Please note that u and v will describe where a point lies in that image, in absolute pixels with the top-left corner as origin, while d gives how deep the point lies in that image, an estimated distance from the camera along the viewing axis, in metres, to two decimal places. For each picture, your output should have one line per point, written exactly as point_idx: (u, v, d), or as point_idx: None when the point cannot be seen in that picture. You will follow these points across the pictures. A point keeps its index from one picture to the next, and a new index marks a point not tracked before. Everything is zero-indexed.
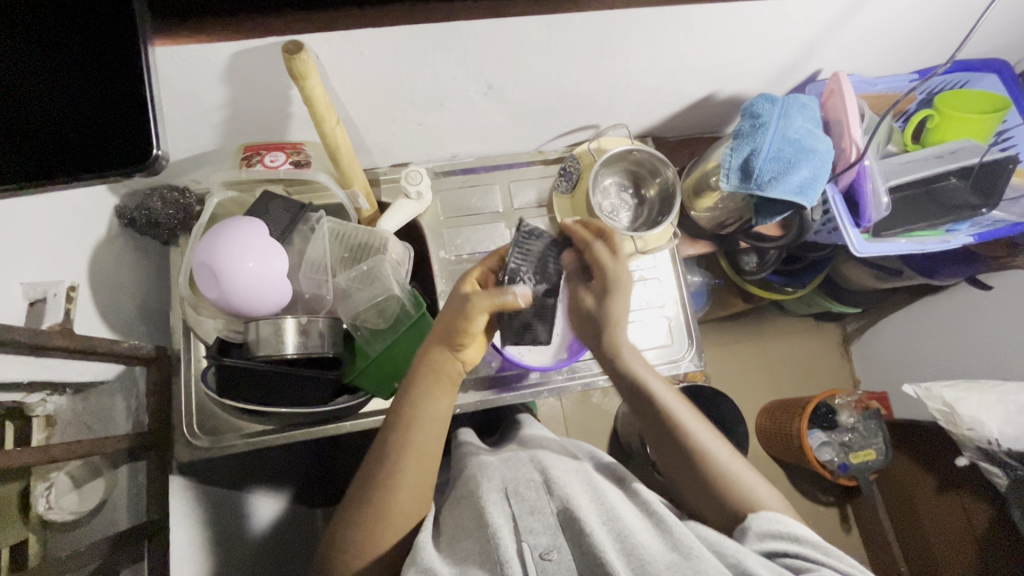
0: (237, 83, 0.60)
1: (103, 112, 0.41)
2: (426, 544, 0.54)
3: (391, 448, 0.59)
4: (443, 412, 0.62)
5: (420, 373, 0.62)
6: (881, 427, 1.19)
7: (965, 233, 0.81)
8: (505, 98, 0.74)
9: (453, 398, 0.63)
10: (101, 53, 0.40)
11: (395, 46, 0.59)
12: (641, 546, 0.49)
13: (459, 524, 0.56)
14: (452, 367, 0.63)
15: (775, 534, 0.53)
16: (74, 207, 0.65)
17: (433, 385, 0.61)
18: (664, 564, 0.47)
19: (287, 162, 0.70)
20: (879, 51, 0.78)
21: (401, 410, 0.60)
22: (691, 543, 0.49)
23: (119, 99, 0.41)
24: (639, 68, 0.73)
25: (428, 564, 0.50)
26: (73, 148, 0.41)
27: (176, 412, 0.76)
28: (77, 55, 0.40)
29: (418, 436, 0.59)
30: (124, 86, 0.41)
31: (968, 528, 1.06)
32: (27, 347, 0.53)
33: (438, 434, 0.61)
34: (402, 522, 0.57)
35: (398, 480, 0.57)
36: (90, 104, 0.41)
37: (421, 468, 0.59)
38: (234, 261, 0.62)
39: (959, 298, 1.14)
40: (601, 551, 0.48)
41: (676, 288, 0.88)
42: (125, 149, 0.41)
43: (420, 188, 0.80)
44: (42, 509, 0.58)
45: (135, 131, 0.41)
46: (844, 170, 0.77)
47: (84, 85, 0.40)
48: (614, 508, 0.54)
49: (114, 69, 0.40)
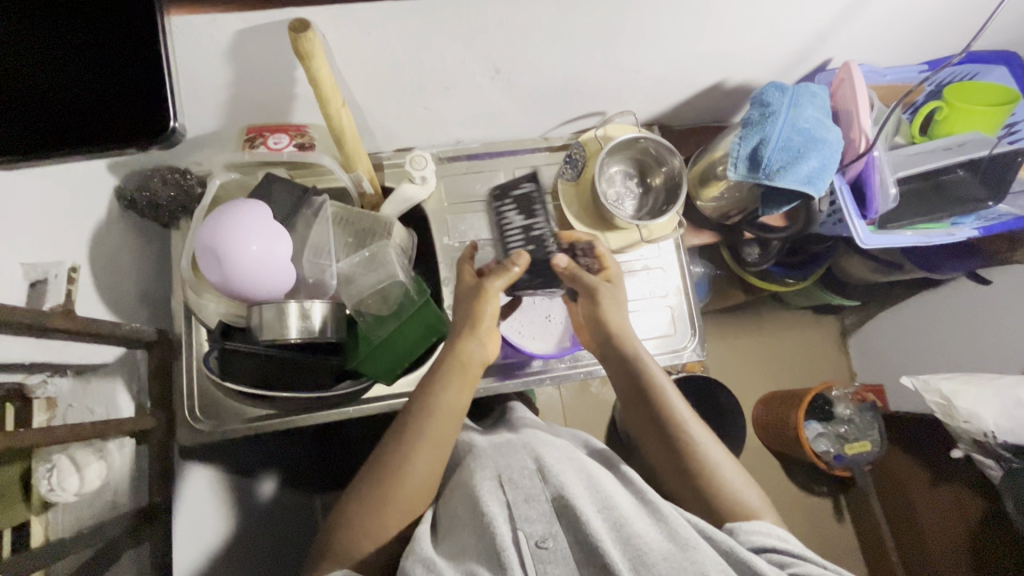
0: (240, 63, 0.58)
1: (115, 91, 0.41)
2: (423, 537, 0.54)
3: (409, 429, 0.61)
4: (463, 402, 0.64)
5: (445, 364, 0.65)
6: (877, 419, 1.20)
7: (970, 226, 0.81)
8: (511, 84, 0.73)
9: (473, 391, 0.66)
10: (119, 40, 0.41)
11: (402, 26, 0.58)
12: (639, 535, 0.50)
13: (452, 517, 0.56)
14: (476, 357, 0.67)
15: (763, 532, 0.55)
16: (74, 187, 0.64)
17: (456, 371, 0.64)
18: (662, 554, 0.48)
19: (291, 145, 0.69)
20: (889, 41, 0.78)
21: (421, 397, 0.63)
22: (685, 532, 0.51)
23: (132, 87, 0.42)
24: (649, 54, 0.72)
25: (427, 555, 0.51)
26: (83, 126, 0.41)
27: (177, 397, 0.75)
28: (91, 40, 0.41)
29: (437, 424, 0.61)
30: (136, 76, 0.41)
31: (961, 519, 1.07)
32: (29, 326, 0.53)
33: (456, 426, 0.63)
34: (408, 506, 0.59)
35: (412, 463, 0.59)
36: (106, 73, 0.41)
37: (434, 451, 0.60)
38: (237, 245, 0.61)
39: (959, 291, 1.14)
40: (598, 540, 0.49)
41: (680, 277, 0.88)
42: (143, 118, 0.42)
43: (424, 173, 0.78)
44: (44, 491, 0.58)
45: (145, 116, 0.42)
46: (852, 161, 0.76)
47: (103, 58, 0.41)
48: (608, 496, 0.55)
49: (131, 39, 0.41)
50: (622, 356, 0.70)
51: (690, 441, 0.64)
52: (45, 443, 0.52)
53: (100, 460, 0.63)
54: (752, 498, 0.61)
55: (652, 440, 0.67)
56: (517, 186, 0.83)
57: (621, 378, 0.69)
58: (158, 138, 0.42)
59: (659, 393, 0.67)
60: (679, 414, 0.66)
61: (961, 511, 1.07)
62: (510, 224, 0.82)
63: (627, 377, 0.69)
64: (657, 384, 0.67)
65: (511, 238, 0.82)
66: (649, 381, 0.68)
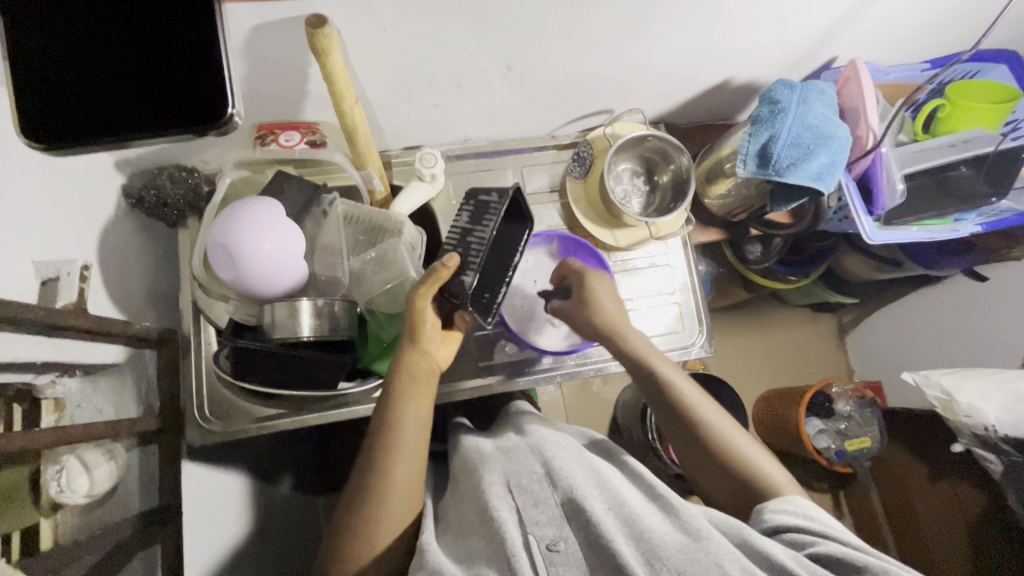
0: (254, 60, 0.58)
1: (177, 78, 0.44)
2: (429, 543, 0.54)
3: (379, 450, 0.59)
4: (425, 413, 0.62)
5: (397, 376, 0.63)
6: (876, 415, 1.22)
7: (974, 221, 0.82)
8: (522, 82, 0.73)
9: (434, 398, 0.64)
10: (179, 32, 0.43)
11: (417, 22, 0.58)
12: (651, 530, 0.50)
13: (464, 517, 0.56)
14: (426, 364, 0.64)
15: (790, 513, 0.54)
16: (83, 184, 0.64)
17: (412, 385, 0.62)
18: (675, 547, 0.48)
19: (302, 142, 0.69)
20: (893, 39, 0.79)
21: (384, 414, 0.61)
22: (698, 522, 0.50)
23: (190, 80, 0.44)
24: (659, 51, 0.72)
25: (435, 566, 0.50)
26: (145, 113, 0.44)
27: (185, 397, 0.75)
28: (159, 32, 0.43)
29: (404, 439, 0.60)
30: (198, 69, 0.44)
31: (959, 513, 1.08)
32: (42, 324, 0.52)
33: (425, 434, 0.62)
34: (401, 512, 0.58)
35: (392, 479, 0.58)
36: (169, 63, 0.44)
37: (412, 464, 0.60)
38: (250, 243, 0.60)
39: (957, 287, 1.15)
40: (610, 540, 0.49)
41: (687, 274, 0.88)
42: (200, 107, 0.44)
43: (434, 171, 0.79)
44: (54, 492, 0.57)
45: (202, 105, 0.44)
46: (860, 157, 0.78)
47: (164, 48, 0.43)
48: (619, 494, 0.54)
49: (189, 31, 0.43)
50: (623, 350, 0.69)
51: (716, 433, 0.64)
52: (60, 442, 0.52)
53: (111, 461, 0.62)
54: (777, 473, 0.61)
55: (671, 428, 0.67)
56: (485, 192, 0.69)
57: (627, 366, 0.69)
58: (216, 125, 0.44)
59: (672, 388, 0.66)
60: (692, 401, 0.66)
61: (959, 505, 1.08)
62: (456, 220, 0.69)
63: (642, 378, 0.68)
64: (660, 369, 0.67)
65: (447, 236, 0.68)
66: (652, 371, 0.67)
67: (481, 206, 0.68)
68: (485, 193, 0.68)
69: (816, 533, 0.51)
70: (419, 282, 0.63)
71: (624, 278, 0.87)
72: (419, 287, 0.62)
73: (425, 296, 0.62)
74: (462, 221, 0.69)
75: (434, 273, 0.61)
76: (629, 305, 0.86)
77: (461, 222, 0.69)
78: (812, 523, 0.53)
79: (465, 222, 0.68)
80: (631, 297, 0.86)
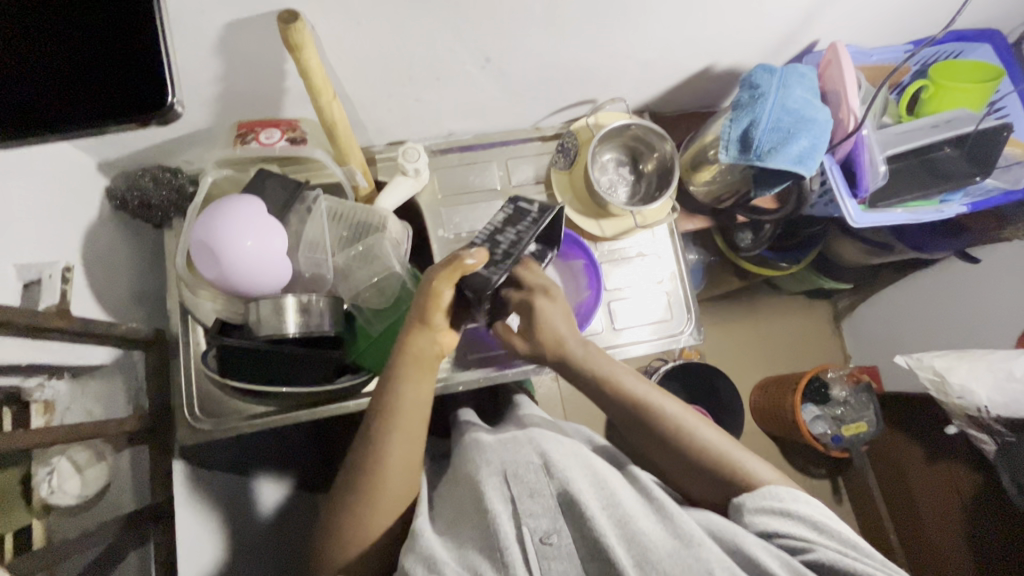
0: (230, 57, 0.58)
1: (120, 67, 0.43)
2: (424, 528, 0.54)
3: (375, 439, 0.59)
4: (425, 395, 0.62)
5: (400, 359, 0.62)
6: (874, 399, 1.21)
7: (959, 202, 0.83)
8: (502, 72, 0.73)
9: (435, 382, 0.64)
10: (119, 21, 0.43)
11: (391, 17, 0.58)
12: (643, 532, 0.50)
13: (455, 509, 0.57)
14: (431, 350, 0.63)
15: (769, 510, 0.53)
16: (63, 188, 0.64)
17: (413, 368, 0.62)
18: (665, 551, 0.48)
19: (283, 140, 0.69)
20: (873, 22, 0.78)
21: (381, 399, 0.61)
22: (691, 528, 0.50)
23: (128, 71, 0.43)
24: (639, 40, 0.72)
25: (429, 552, 0.51)
26: (88, 103, 0.44)
27: (176, 397, 0.75)
28: (97, 20, 0.42)
29: (402, 427, 0.59)
30: (140, 56, 0.43)
31: (956, 494, 1.08)
32: (24, 327, 0.52)
33: (423, 419, 0.62)
34: (399, 499, 0.58)
35: (388, 468, 0.58)
36: (111, 52, 0.43)
37: (408, 449, 0.59)
38: (233, 240, 0.61)
39: (948, 270, 1.15)
40: (601, 537, 0.49)
41: (675, 263, 0.88)
42: (142, 95, 0.43)
43: (418, 165, 0.79)
44: (44, 494, 0.58)
45: (144, 94, 0.43)
46: (842, 140, 0.77)
47: (104, 38, 0.43)
48: (613, 492, 0.54)
49: (126, 18, 0.42)
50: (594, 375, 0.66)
51: (704, 444, 0.61)
52: (47, 443, 0.52)
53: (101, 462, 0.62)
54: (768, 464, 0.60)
55: (657, 448, 0.63)
56: (525, 200, 0.70)
57: (588, 386, 0.66)
58: (158, 113, 0.44)
59: (647, 407, 0.63)
60: (661, 407, 0.64)
61: (956, 487, 1.08)
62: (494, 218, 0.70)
63: (614, 402, 0.65)
64: (634, 391, 0.64)
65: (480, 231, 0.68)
66: (605, 379, 0.65)
67: (519, 213, 0.68)
68: (527, 201, 0.69)
69: (799, 535, 0.51)
70: (439, 266, 0.62)
71: (613, 267, 0.87)
72: (440, 270, 0.61)
73: (444, 281, 0.61)
74: (497, 221, 0.69)
75: (457, 259, 0.60)
76: (619, 294, 0.86)
77: (494, 222, 0.69)
78: (793, 521, 0.52)
79: (499, 222, 0.68)
80: (620, 286, 0.86)
